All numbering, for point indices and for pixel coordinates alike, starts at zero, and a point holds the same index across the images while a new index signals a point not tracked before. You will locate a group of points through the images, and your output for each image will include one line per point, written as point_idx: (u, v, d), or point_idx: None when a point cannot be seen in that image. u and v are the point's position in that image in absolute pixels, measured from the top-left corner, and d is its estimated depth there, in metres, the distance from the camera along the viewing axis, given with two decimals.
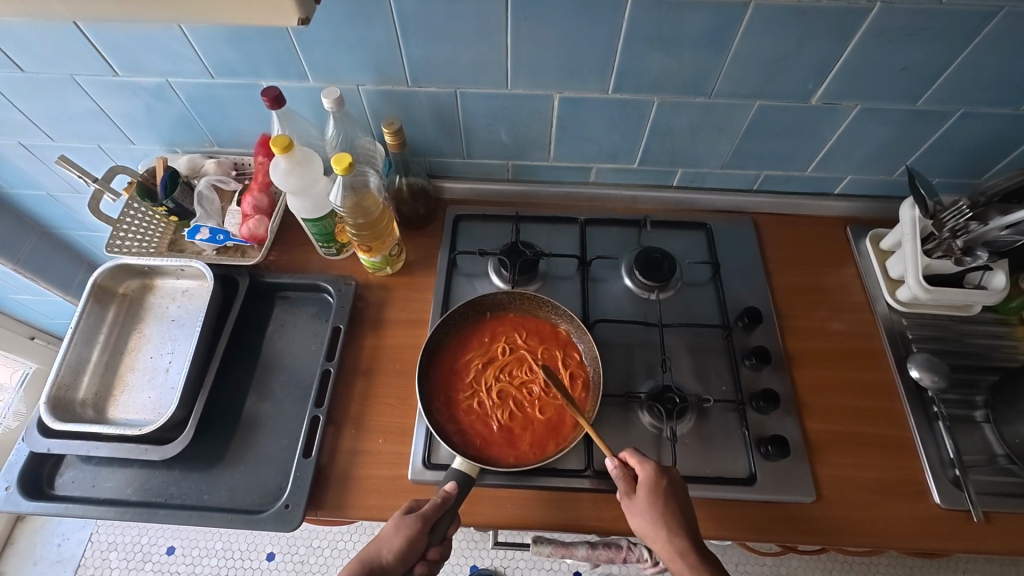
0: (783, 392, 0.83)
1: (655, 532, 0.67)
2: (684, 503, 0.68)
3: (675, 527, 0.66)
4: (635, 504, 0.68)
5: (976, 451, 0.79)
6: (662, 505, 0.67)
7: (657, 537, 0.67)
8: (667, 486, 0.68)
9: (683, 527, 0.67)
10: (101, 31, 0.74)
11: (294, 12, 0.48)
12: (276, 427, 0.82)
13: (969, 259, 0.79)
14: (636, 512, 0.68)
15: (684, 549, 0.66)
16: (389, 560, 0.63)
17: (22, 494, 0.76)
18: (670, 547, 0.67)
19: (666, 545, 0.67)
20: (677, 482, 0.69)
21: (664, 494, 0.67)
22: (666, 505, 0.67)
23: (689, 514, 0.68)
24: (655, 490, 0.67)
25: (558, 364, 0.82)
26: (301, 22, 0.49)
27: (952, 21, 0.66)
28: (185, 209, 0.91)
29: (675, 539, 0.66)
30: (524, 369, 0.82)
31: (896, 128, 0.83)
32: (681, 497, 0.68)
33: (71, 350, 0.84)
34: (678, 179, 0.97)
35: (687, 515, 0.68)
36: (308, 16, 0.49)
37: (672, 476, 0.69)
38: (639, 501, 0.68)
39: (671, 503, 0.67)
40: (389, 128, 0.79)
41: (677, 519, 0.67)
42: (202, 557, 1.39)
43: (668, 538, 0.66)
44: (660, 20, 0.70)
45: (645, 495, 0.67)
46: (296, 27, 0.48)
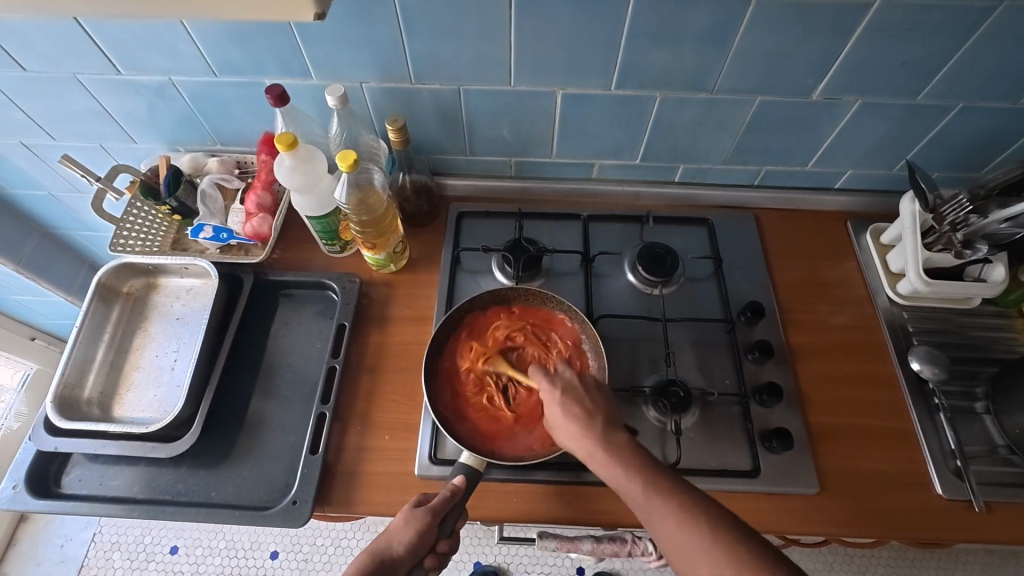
0: (786, 386, 0.84)
1: (568, 436, 0.68)
2: (586, 403, 0.70)
3: (579, 426, 0.67)
4: (550, 420, 0.71)
5: (976, 442, 0.80)
6: (561, 409, 0.69)
7: (573, 443, 0.68)
8: (567, 393, 0.71)
9: (587, 424, 0.67)
10: (104, 29, 0.74)
11: (311, 7, 0.47)
12: (282, 424, 0.82)
13: (969, 252, 0.80)
14: (554, 429, 0.71)
15: (591, 446, 0.66)
16: (401, 553, 0.63)
17: (29, 493, 0.76)
18: (581, 446, 0.67)
19: (580, 447, 0.67)
20: (581, 386, 0.71)
21: (564, 400, 0.70)
22: (566, 406, 0.69)
23: (596, 410, 0.69)
24: (555, 396, 0.71)
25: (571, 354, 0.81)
26: (317, 16, 0.48)
27: (952, 15, 0.67)
28: (188, 207, 0.91)
29: (580, 441, 0.67)
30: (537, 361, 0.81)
31: (895, 124, 0.84)
32: (583, 400, 0.70)
33: (76, 349, 0.84)
34: (680, 175, 0.97)
35: (591, 413, 0.68)
36: (324, 10, 0.48)
37: (578, 383, 0.72)
38: (550, 417, 0.71)
39: (571, 405, 0.69)
40: (393, 125, 0.79)
41: (578, 414, 0.68)
42: (205, 556, 1.39)
43: (577, 438, 0.67)
44: (663, 17, 0.70)
45: (551, 407, 0.71)
46: (314, 22, 0.48)
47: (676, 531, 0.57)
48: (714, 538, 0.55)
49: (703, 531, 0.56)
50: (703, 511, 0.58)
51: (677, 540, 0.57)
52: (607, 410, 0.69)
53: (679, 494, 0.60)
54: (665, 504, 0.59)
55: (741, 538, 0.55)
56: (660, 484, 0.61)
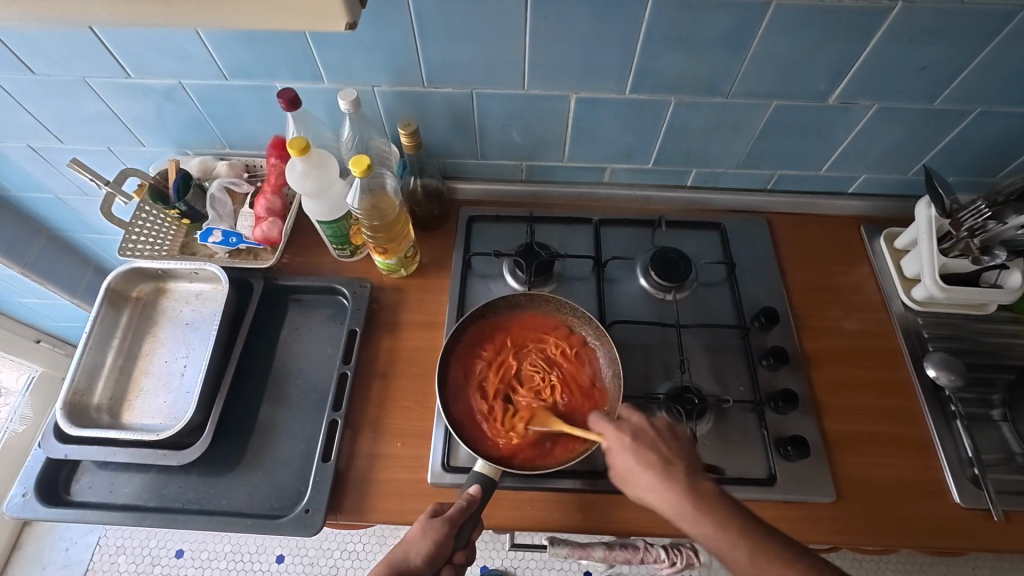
0: (801, 393, 0.83)
1: (649, 490, 0.65)
2: (663, 450, 0.66)
3: (660, 479, 0.64)
4: (617, 469, 0.67)
5: (993, 450, 0.79)
6: (636, 459, 0.65)
7: (651, 495, 0.65)
8: (639, 441, 0.66)
9: (669, 476, 0.64)
10: (115, 33, 0.74)
11: (342, 17, 0.47)
12: (293, 431, 0.82)
13: (987, 258, 0.78)
14: (626, 480, 0.67)
15: (679, 503, 0.62)
16: (419, 564, 0.63)
17: (40, 500, 0.75)
18: (666, 502, 0.63)
19: (664, 502, 0.64)
20: (652, 430, 0.67)
21: (637, 448, 0.66)
22: (646, 454, 0.65)
23: (676, 458, 0.65)
24: (625, 442, 0.66)
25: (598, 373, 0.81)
26: (349, 26, 0.48)
27: (974, 20, 0.66)
28: (197, 211, 0.90)
29: (665, 497, 0.63)
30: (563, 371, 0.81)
31: (912, 128, 0.83)
32: (659, 448, 0.66)
33: (86, 355, 0.83)
34: (693, 179, 0.97)
35: (671, 463, 0.65)
36: (355, 19, 0.48)
37: (647, 426, 0.68)
38: (618, 463, 0.67)
39: (647, 455, 0.65)
40: (406, 129, 0.78)
41: (659, 464, 0.65)
42: (211, 560, 1.39)
43: (655, 492, 0.64)
44: (681, 22, 0.70)
45: (623, 456, 0.67)
46: (344, 31, 0.48)
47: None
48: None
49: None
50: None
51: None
52: (687, 456, 0.66)
53: (792, 562, 0.59)
54: (776, 569, 0.58)
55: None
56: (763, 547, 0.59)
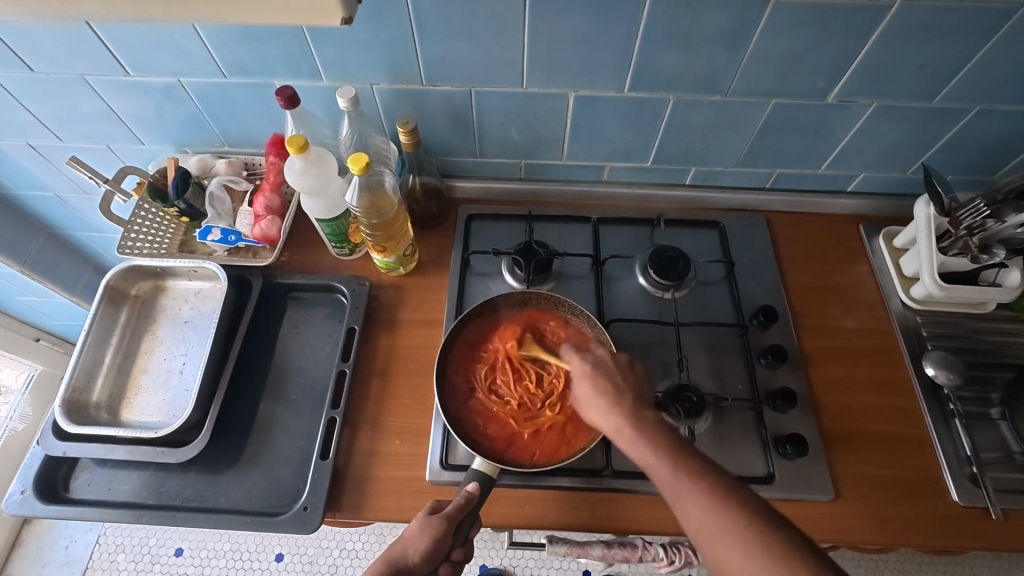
0: (800, 391, 0.83)
1: (597, 413, 0.67)
2: (617, 380, 0.69)
3: (609, 402, 0.67)
4: (576, 397, 0.71)
5: (993, 448, 0.79)
6: (591, 385, 0.69)
7: (602, 420, 0.67)
8: (600, 371, 0.70)
9: (617, 400, 0.66)
10: (114, 31, 0.74)
11: (338, 13, 0.47)
12: (292, 428, 0.82)
13: (986, 256, 0.78)
14: (582, 406, 0.70)
15: (621, 422, 0.65)
16: (416, 562, 0.63)
17: (38, 498, 0.75)
18: (612, 424, 0.66)
19: (609, 423, 0.66)
20: (612, 364, 0.70)
21: (594, 376, 0.69)
22: (601, 381, 0.69)
23: (630, 390, 0.68)
24: (585, 371, 0.70)
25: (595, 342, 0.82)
26: (344, 21, 0.48)
27: (973, 18, 0.66)
28: (196, 209, 0.90)
29: (610, 417, 0.66)
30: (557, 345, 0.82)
31: (911, 127, 0.83)
32: (614, 378, 0.69)
33: (85, 353, 0.83)
34: (692, 178, 0.97)
35: (620, 391, 0.67)
36: (351, 16, 0.49)
37: (609, 360, 0.71)
38: (579, 393, 0.70)
39: (601, 381, 0.68)
40: (404, 127, 0.78)
41: (609, 389, 0.68)
42: (210, 558, 1.39)
43: (606, 414, 0.67)
44: (679, 20, 0.70)
45: (581, 383, 0.70)
46: (340, 27, 0.48)
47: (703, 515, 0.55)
48: (747, 531, 0.53)
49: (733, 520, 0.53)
50: (738, 501, 0.55)
51: (705, 527, 0.55)
52: (640, 392, 0.68)
53: (714, 481, 0.57)
54: (689, 487, 0.57)
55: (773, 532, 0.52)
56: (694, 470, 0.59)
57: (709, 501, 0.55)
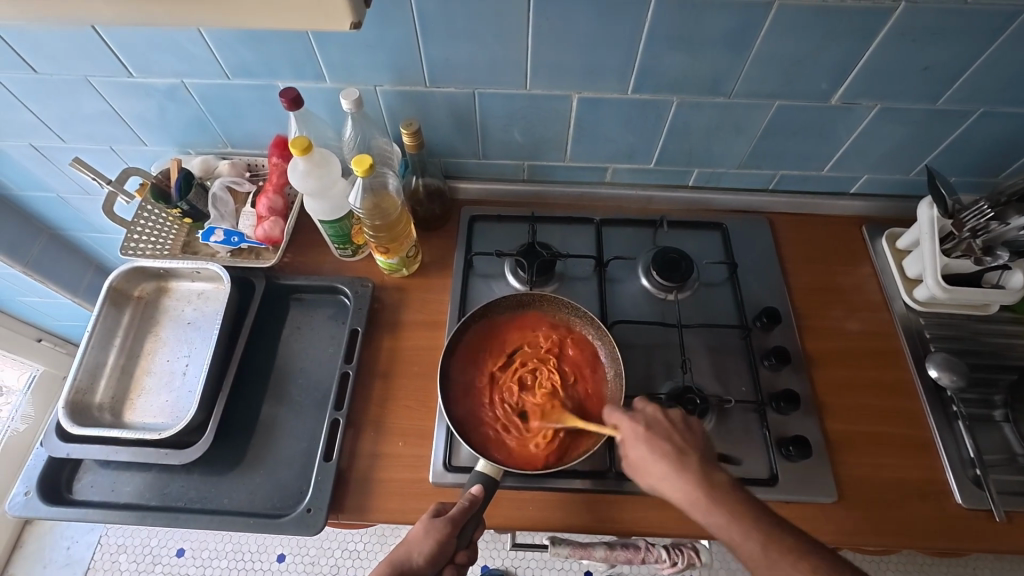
0: (803, 393, 0.83)
1: (662, 479, 0.66)
2: (676, 441, 0.67)
3: (673, 468, 0.65)
4: (628, 458, 0.69)
5: (996, 450, 0.80)
6: (649, 449, 0.67)
7: (665, 486, 0.65)
8: (652, 431, 0.68)
9: (683, 465, 0.65)
10: (118, 32, 0.74)
11: (346, 16, 0.47)
12: (295, 430, 0.82)
13: (989, 259, 0.78)
14: (637, 469, 0.68)
15: (693, 491, 0.64)
16: (421, 564, 0.63)
17: (41, 499, 0.75)
18: (678, 491, 0.64)
19: (677, 491, 0.64)
20: (666, 421, 0.69)
21: (650, 439, 0.67)
22: (661, 443, 0.67)
23: (691, 451, 0.67)
24: (638, 432, 0.68)
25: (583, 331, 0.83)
26: (353, 25, 0.48)
27: (978, 20, 0.66)
28: (200, 211, 0.90)
29: (679, 485, 0.64)
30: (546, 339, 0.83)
31: (915, 129, 0.83)
32: (672, 438, 0.67)
33: (88, 354, 0.83)
34: (695, 179, 0.97)
35: (684, 453, 0.66)
36: (359, 19, 0.48)
37: (661, 417, 0.69)
38: (634, 456, 0.68)
39: (660, 444, 0.67)
40: (408, 128, 0.78)
41: (670, 452, 0.66)
42: (212, 559, 1.39)
43: (670, 481, 0.65)
44: (683, 22, 0.70)
45: (635, 446, 0.68)
46: (349, 31, 0.48)
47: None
48: None
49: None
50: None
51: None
52: (699, 447, 0.68)
53: (803, 553, 0.59)
54: (786, 561, 0.58)
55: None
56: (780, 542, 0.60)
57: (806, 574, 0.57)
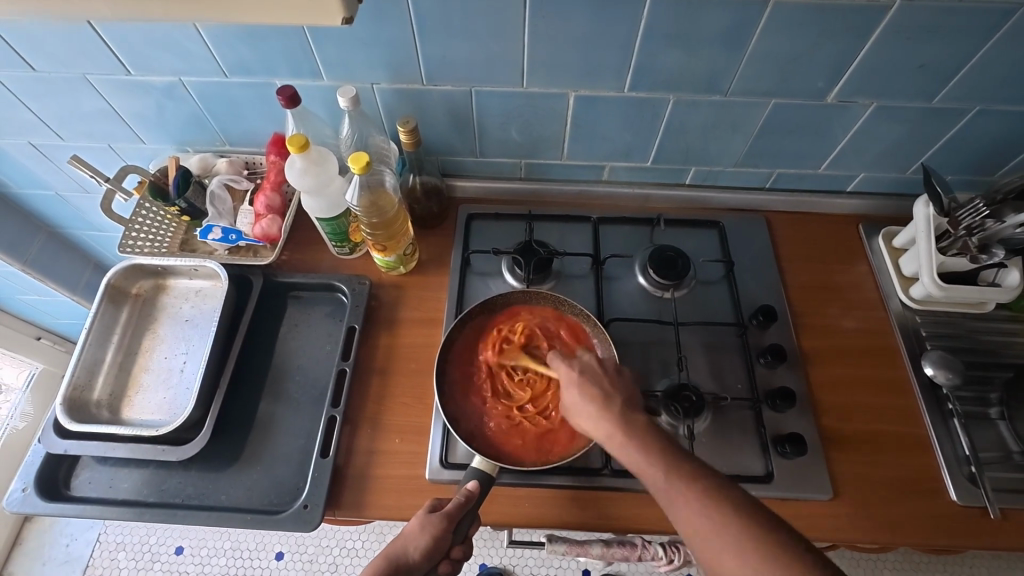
0: (799, 391, 0.83)
1: (588, 420, 0.67)
2: (605, 385, 0.69)
3: (598, 408, 0.66)
4: (565, 404, 0.70)
5: (992, 448, 0.82)
6: (580, 393, 0.68)
7: (590, 425, 0.67)
8: (585, 377, 0.69)
9: (606, 406, 0.66)
10: (115, 30, 0.74)
11: (339, 13, 0.48)
12: (292, 427, 0.82)
13: (985, 257, 0.78)
14: (570, 413, 0.70)
15: (612, 428, 0.65)
16: (417, 559, 0.63)
17: (39, 495, 0.76)
18: (600, 430, 0.66)
19: (599, 429, 0.66)
20: (600, 369, 0.70)
21: (583, 383, 0.69)
22: (590, 386, 0.68)
23: (615, 394, 0.67)
24: (573, 377, 0.70)
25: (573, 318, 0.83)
26: (345, 21, 0.49)
27: (972, 18, 0.66)
28: (197, 208, 0.90)
29: (599, 424, 0.66)
30: (536, 330, 0.82)
31: (911, 127, 0.83)
32: (602, 383, 0.69)
33: (86, 351, 0.83)
34: (692, 178, 0.97)
35: (609, 396, 0.67)
36: (352, 15, 0.49)
37: (597, 366, 0.71)
38: (568, 402, 0.70)
39: (589, 387, 0.68)
40: (404, 126, 0.79)
41: (597, 393, 0.68)
42: (211, 557, 1.39)
43: (595, 422, 0.66)
44: (679, 20, 0.70)
45: (569, 390, 0.70)
46: (342, 27, 0.49)
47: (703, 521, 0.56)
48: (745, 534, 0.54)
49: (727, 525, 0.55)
50: (733, 508, 0.56)
51: (700, 532, 0.56)
52: (628, 395, 0.68)
53: None
54: (686, 491, 0.58)
55: (770, 535, 0.53)
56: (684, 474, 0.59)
57: (701, 503, 0.57)
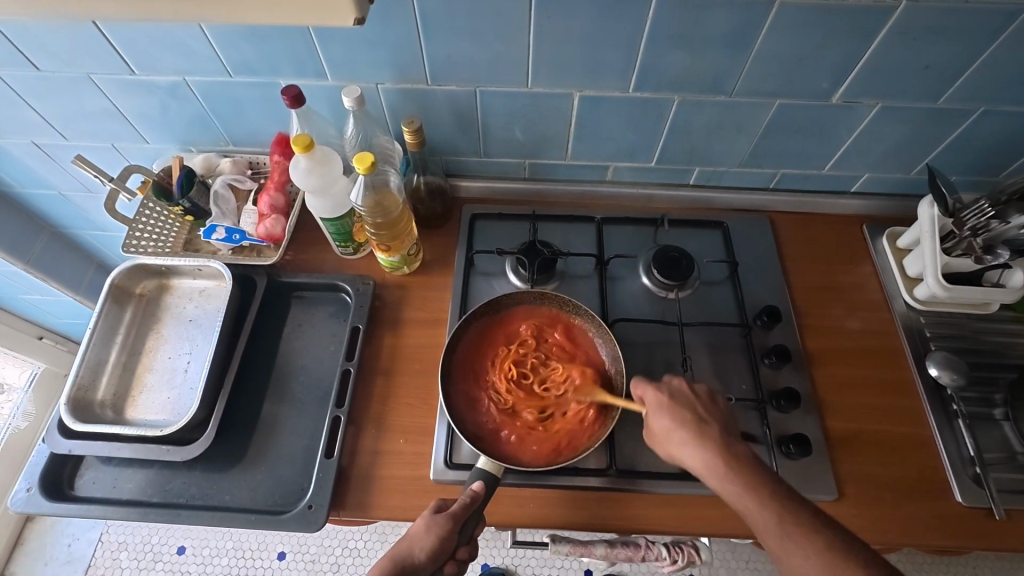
0: (803, 391, 0.83)
1: (680, 446, 0.67)
2: (699, 411, 0.69)
3: (693, 435, 0.66)
4: (651, 429, 0.71)
5: (995, 449, 0.80)
6: (671, 418, 0.68)
7: (684, 453, 0.67)
8: (676, 403, 0.70)
9: (702, 433, 0.66)
10: (120, 30, 0.74)
11: (351, 12, 0.47)
12: (296, 428, 0.82)
13: (989, 258, 0.78)
14: (659, 439, 0.70)
15: (712, 460, 0.64)
16: (422, 559, 0.63)
17: (43, 495, 0.76)
18: (697, 460, 0.65)
19: (694, 459, 0.66)
20: (690, 395, 0.70)
21: (673, 407, 0.69)
22: (684, 413, 0.68)
23: (713, 421, 0.68)
24: (661, 402, 0.70)
25: (574, 319, 0.83)
26: (357, 21, 0.49)
27: (978, 19, 0.66)
28: (202, 208, 0.91)
29: (696, 453, 0.65)
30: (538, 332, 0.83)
31: (916, 128, 0.83)
32: (695, 409, 0.69)
33: (90, 351, 0.83)
34: (695, 178, 0.97)
35: (704, 423, 0.67)
36: (363, 15, 0.49)
37: (687, 392, 0.71)
38: (655, 426, 0.70)
39: (681, 413, 0.68)
40: (409, 126, 0.78)
41: (692, 418, 0.68)
42: (213, 556, 1.39)
43: (689, 450, 0.66)
44: (684, 21, 0.70)
45: (657, 416, 0.70)
46: (353, 27, 0.48)
47: (813, 568, 0.55)
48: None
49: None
50: (850, 556, 0.55)
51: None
52: (722, 421, 0.69)
53: None
54: (800, 535, 0.57)
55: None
56: (781, 510, 0.59)
57: (822, 545, 0.56)
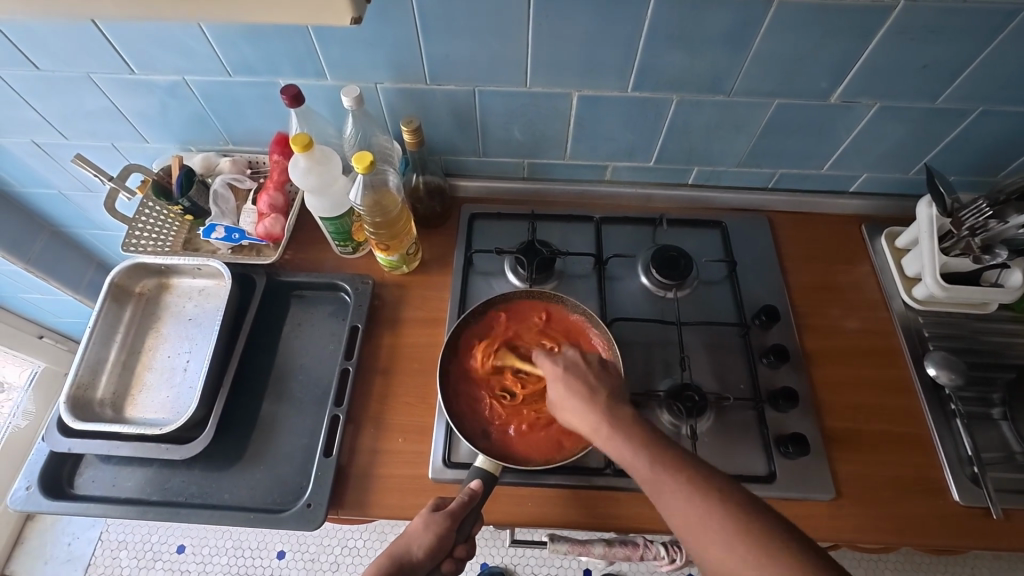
0: (802, 391, 0.83)
1: (574, 415, 0.67)
2: (589, 379, 0.68)
3: (584, 402, 0.66)
4: (550, 399, 0.70)
5: (993, 449, 0.81)
6: (564, 389, 0.68)
7: (576, 419, 0.67)
8: (569, 373, 0.69)
9: (592, 399, 0.66)
10: (120, 29, 0.74)
11: (348, 12, 0.48)
12: (295, 427, 0.82)
13: (988, 257, 0.78)
14: (557, 408, 0.69)
15: (598, 423, 0.64)
16: (420, 558, 0.63)
17: (43, 493, 0.76)
18: (588, 424, 0.65)
19: (586, 424, 0.65)
20: (583, 364, 0.69)
21: (567, 377, 0.68)
22: (573, 381, 0.68)
23: (601, 387, 0.67)
24: (556, 373, 0.69)
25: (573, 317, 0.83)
26: (354, 20, 0.49)
27: (976, 19, 0.66)
28: (201, 208, 0.91)
29: (585, 417, 0.65)
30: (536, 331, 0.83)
31: (915, 127, 0.83)
32: (587, 377, 0.68)
33: (89, 350, 0.84)
34: (694, 177, 0.97)
35: (594, 389, 0.67)
36: (360, 14, 0.49)
37: (580, 361, 0.70)
38: (553, 397, 0.69)
39: (572, 380, 0.68)
40: (408, 126, 0.79)
41: (580, 386, 0.67)
42: (212, 555, 1.39)
43: (581, 416, 0.66)
44: (682, 20, 0.70)
45: (554, 386, 0.69)
46: (350, 26, 0.49)
47: (685, 511, 0.56)
48: (735, 527, 0.53)
49: (711, 512, 0.54)
50: (720, 495, 0.55)
51: (691, 524, 0.55)
52: (613, 386, 0.67)
53: None
54: (672, 484, 0.57)
55: (764, 529, 0.52)
56: (656, 459, 0.59)
57: (688, 491, 0.56)
